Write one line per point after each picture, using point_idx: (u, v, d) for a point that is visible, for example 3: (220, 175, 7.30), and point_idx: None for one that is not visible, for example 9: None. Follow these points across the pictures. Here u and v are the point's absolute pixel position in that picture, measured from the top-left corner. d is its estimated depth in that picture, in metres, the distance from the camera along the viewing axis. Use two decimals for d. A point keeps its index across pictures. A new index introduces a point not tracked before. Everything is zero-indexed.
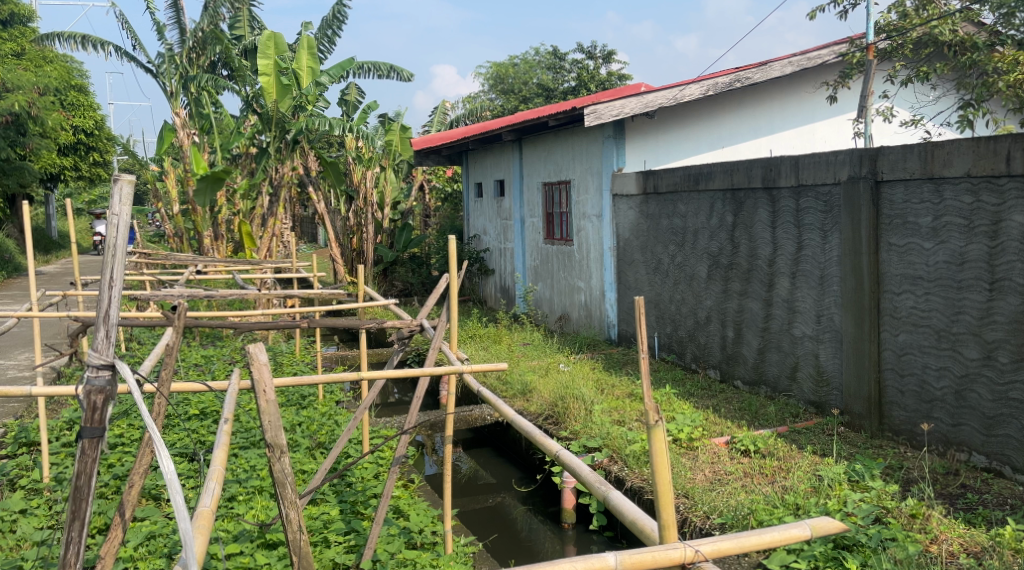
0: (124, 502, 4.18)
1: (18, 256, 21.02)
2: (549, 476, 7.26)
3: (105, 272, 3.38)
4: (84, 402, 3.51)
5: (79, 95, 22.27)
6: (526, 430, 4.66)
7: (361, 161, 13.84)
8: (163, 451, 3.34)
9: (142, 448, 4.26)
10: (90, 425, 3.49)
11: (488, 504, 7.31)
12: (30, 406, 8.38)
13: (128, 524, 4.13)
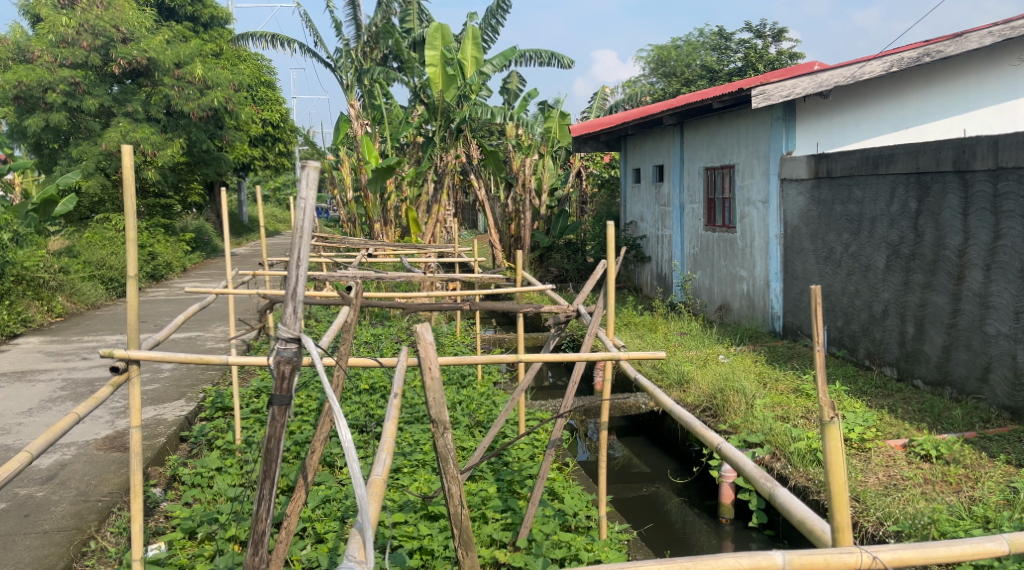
0: (306, 466, 4.36)
1: (215, 238, 22.49)
2: (706, 468, 7.08)
3: (293, 253, 3.49)
4: (274, 370, 3.66)
5: (267, 89, 23.58)
6: (686, 421, 4.49)
7: (521, 148, 13.94)
8: (342, 422, 3.42)
9: (323, 418, 4.43)
10: (280, 392, 3.63)
11: (642, 493, 7.18)
12: (225, 374, 8.95)
13: (309, 487, 4.32)
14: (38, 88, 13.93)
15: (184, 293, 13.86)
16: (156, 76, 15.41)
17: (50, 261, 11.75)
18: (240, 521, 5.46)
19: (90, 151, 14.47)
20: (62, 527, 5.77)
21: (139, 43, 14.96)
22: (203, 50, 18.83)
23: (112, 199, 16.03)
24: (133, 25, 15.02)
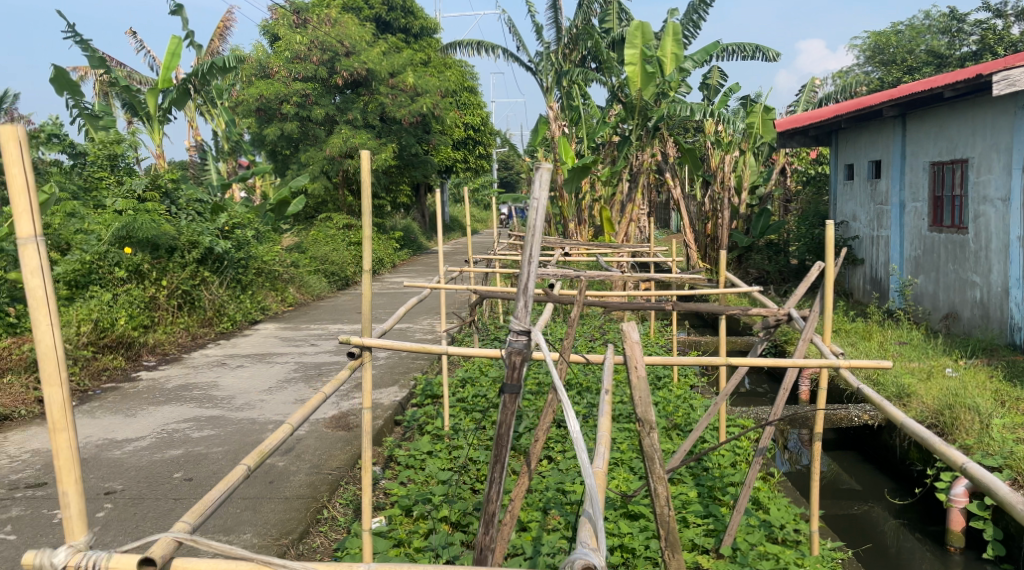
0: (531, 452, 4.67)
1: (420, 237, 23.70)
2: (930, 491, 6.89)
3: (527, 251, 3.82)
4: (506, 361, 4.00)
5: (470, 95, 24.60)
6: (920, 436, 4.39)
7: (721, 145, 13.84)
8: (570, 413, 3.69)
9: (546, 408, 4.72)
10: (511, 381, 3.98)
11: (854, 512, 7.08)
12: (434, 364, 9.56)
13: (532, 474, 4.61)
14: (275, 101, 15.44)
15: (396, 289, 14.74)
16: (373, 86, 16.53)
17: (283, 256, 12.95)
18: (451, 504, 5.83)
19: (317, 157, 15.83)
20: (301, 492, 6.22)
21: (359, 56, 16.08)
22: (413, 60, 19.93)
23: (331, 200, 17.36)
24: (355, 39, 16.19)
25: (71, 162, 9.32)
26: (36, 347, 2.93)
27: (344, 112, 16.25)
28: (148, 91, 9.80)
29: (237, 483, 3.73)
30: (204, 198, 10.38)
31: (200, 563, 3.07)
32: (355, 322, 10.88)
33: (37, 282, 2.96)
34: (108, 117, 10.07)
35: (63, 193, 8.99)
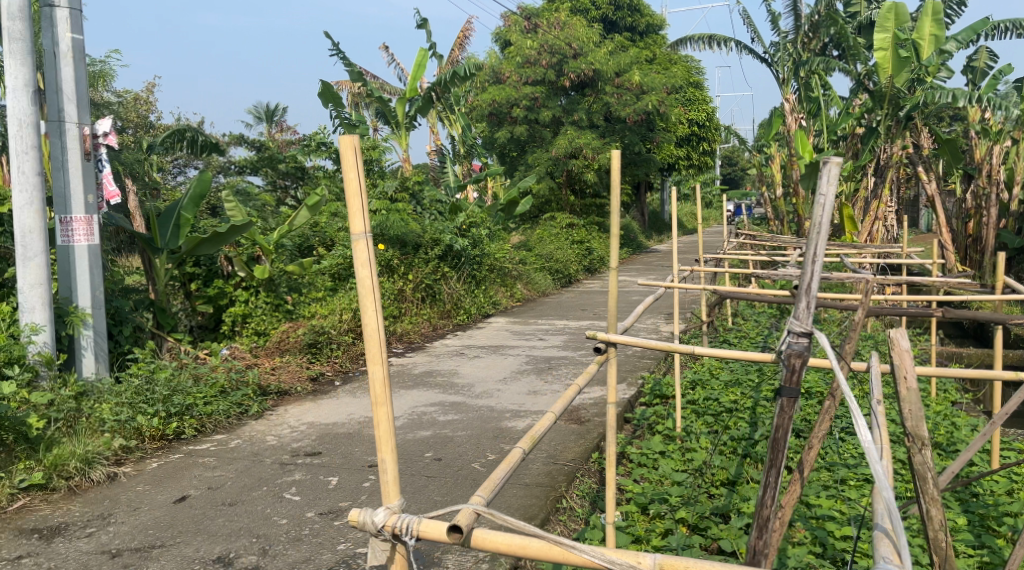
0: (802, 460, 3.71)
1: (640, 235, 23.70)
2: None
3: (808, 249, 3.24)
4: (783, 362, 3.34)
5: (694, 90, 24.31)
6: None
7: (989, 134, 12.40)
8: (860, 417, 2.87)
9: (821, 414, 3.74)
10: (789, 385, 3.31)
11: None
12: (663, 362, 9.55)
13: (807, 482, 3.68)
14: (507, 105, 16.35)
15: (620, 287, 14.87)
16: (599, 85, 16.76)
17: (511, 254, 13.52)
18: (688, 506, 5.35)
19: (543, 157, 16.46)
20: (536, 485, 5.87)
21: (587, 57, 16.26)
22: (639, 57, 20.00)
23: (556, 200, 17.84)
24: (583, 40, 16.42)
25: (334, 168, 10.30)
26: (363, 333, 2.90)
27: (570, 113, 16.70)
28: (398, 99, 10.60)
29: (517, 466, 3.68)
30: (443, 200, 11.21)
31: (499, 537, 2.87)
32: (582, 319, 11.10)
33: (366, 272, 2.93)
34: (363, 126, 11.09)
35: (330, 194, 9.99)
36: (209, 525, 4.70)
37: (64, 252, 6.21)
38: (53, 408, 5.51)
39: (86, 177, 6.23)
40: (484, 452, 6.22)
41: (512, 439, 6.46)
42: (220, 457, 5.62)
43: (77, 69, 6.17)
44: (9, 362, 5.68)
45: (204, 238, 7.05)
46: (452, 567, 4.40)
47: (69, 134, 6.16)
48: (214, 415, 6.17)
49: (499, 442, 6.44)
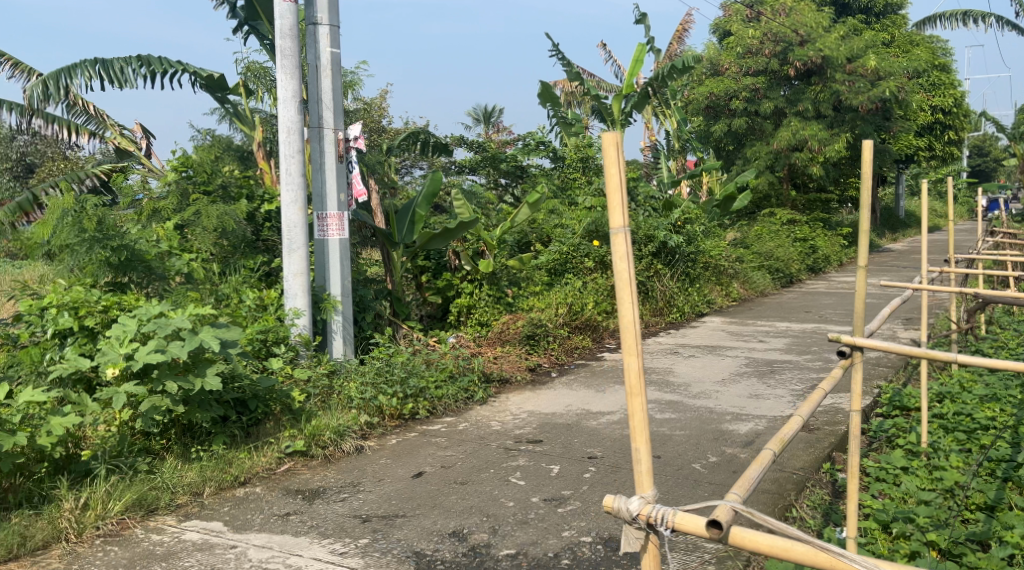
0: None
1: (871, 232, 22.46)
2: None
3: None
4: None
5: (941, 74, 22.70)
6: None
7: None
8: None
9: None
10: None
11: None
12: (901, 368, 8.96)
13: None
14: (725, 97, 16.43)
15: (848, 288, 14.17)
16: (828, 73, 16.20)
17: (728, 252, 13.35)
18: (940, 529, 4.67)
19: (763, 151, 16.25)
20: (766, 488, 5.35)
21: (815, 43, 16.06)
22: (879, 41, 18.95)
23: (776, 194, 17.64)
24: (811, 26, 16.25)
25: (551, 166, 10.66)
26: (621, 326, 3.03)
27: (795, 103, 16.25)
28: (614, 96, 10.74)
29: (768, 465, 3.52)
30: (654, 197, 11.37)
31: (759, 536, 2.88)
32: (806, 322, 10.68)
33: (622, 266, 3.05)
34: (579, 123, 11.50)
35: (546, 192, 10.36)
36: (444, 501, 5.02)
37: (320, 246, 6.96)
38: (312, 385, 6.25)
39: (340, 178, 6.96)
40: (704, 453, 6.06)
41: (733, 442, 6.28)
42: (451, 438, 6.00)
43: (335, 81, 6.94)
44: (277, 341, 6.47)
45: (436, 233, 7.57)
46: (675, 566, 4.40)
47: (328, 139, 6.92)
48: (444, 398, 6.59)
49: (720, 444, 6.28)
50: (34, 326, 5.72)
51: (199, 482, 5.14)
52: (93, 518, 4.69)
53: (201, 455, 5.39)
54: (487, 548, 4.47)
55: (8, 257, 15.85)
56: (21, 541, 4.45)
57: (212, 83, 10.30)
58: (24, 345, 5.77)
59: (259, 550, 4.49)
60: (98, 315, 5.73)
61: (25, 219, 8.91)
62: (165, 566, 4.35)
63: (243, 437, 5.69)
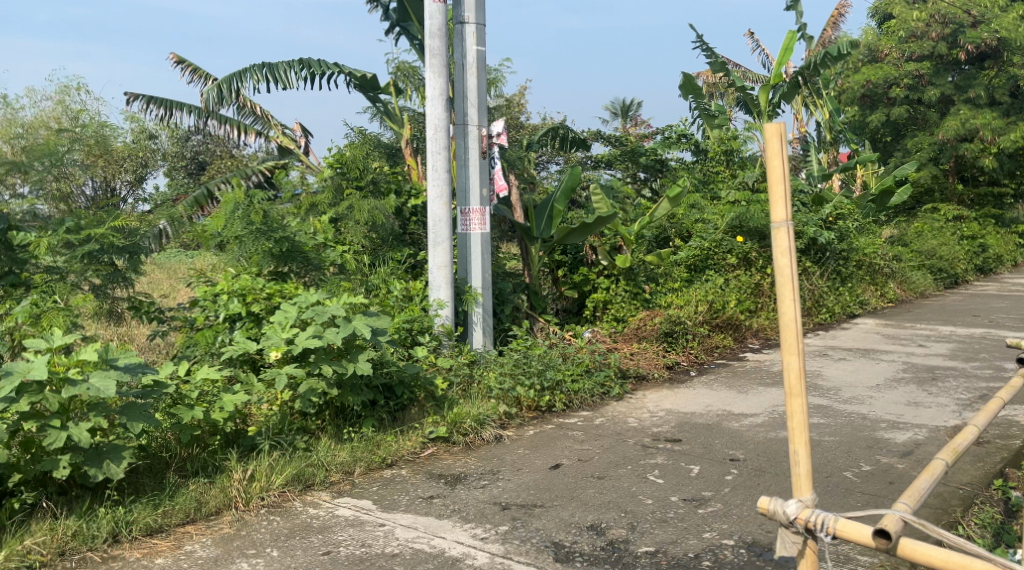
0: None
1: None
2: None
3: None
4: None
5: None
6: None
7: None
8: None
9: None
10: None
11: None
12: None
13: None
14: (883, 85, 16.74)
15: (1020, 292, 13.27)
16: (1003, 56, 16.57)
17: (885, 250, 12.79)
18: None
19: (925, 142, 16.32)
20: (929, 502, 5.09)
21: (988, 24, 16.38)
22: None
23: (940, 188, 17.19)
24: (983, 9, 16.58)
25: (692, 159, 10.54)
26: (781, 323, 3.05)
27: (963, 89, 16.54)
28: (762, 86, 10.53)
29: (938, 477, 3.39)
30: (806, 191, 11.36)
31: (931, 550, 2.85)
32: (972, 326, 10.11)
33: (785, 261, 3.06)
34: (723, 115, 11.40)
35: (688, 186, 10.25)
36: (582, 494, 5.08)
37: (462, 239, 7.21)
38: (453, 372, 6.55)
39: (482, 173, 7.16)
40: (857, 462, 5.67)
41: (889, 451, 5.89)
42: (588, 432, 6.06)
43: (480, 79, 7.15)
44: (422, 331, 6.68)
45: (573, 228, 7.64)
46: (833, 562, 4.22)
47: (471, 136, 7.14)
48: (581, 392, 6.64)
49: (874, 453, 5.89)
50: (208, 310, 6.30)
51: (351, 462, 5.41)
52: (258, 490, 5.00)
53: (352, 436, 5.71)
54: (626, 544, 4.50)
55: (183, 248, 17.07)
56: (197, 505, 4.82)
57: (365, 83, 10.76)
58: (200, 327, 6.33)
59: (406, 530, 4.68)
60: (263, 302, 6.23)
61: (198, 212, 10.21)
62: (321, 538, 4.60)
63: (390, 421, 6.00)
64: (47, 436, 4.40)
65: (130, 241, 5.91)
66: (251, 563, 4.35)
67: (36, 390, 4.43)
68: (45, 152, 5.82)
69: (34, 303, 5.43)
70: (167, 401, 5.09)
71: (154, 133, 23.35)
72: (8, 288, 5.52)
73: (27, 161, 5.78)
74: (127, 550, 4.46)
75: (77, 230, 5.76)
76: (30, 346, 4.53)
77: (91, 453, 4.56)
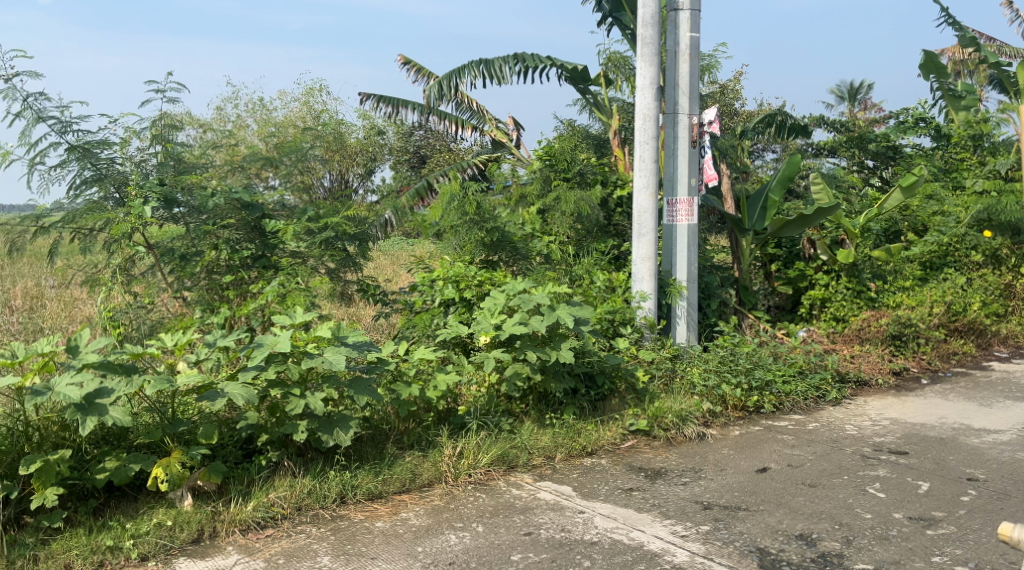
0: None
1: None
2: None
3: None
4: None
5: None
6: None
7: None
8: None
9: None
10: None
11: None
12: None
13: None
14: None
15: None
16: None
17: None
18: None
19: None
20: None
21: None
22: None
23: None
24: None
25: (931, 145, 9.85)
26: None
27: None
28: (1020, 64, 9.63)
29: None
30: None
31: None
32: None
33: None
34: (970, 95, 10.52)
35: (926, 176, 9.52)
36: (791, 501, 4.78)
37: (668, 231, 7.01)
38: (654, 366, 6.37)
39: (691, 163, 6.91)
40: None
41: None
42: (799, 436, 5.71)
43: (693, 65, 6.89)
44: (624, 323, 6.56)
45: (789, 220, 7.28)
46: None
47: (681, 125, 6.92)
48: (792, 394, 6.28)
49: None
50: (425, 295, 6.47)
51: (553, 447, 5.38)
52: (467, 466, 5.07)
53: (553, 422, 5.68)
54: (839, 558, 4.17)
55: (406, 236, 17.83)
56: (412, 476, 4.94)
57: (576, 75, 10.73)
58: (418, 310, 6.48)
59: (605, 519, 4.57)
60: (474, 289, 6.34)
61: (419, 203, 10.62)
62: (523, 518, 4.58)
63: (591, 410, 5.90)
64: (289, 403, 4.69)
65: (361, 228, 6.22)
66: (458, 536, 4.40)
67: (281, 360, 4.72)
68: (291, 147, 6.20)
69: (280, 285, 5.74)
70: (389, 376, 5.30)
71: (381, 129, 24.50)
72: (261, 270, 5.92)
73: (277, 156, 6.19)
74: (352, 511, 4.65)
75: (315, 218, 6.04)
76: (275, 320, 4.81)
77: (324, 421, 4.80)
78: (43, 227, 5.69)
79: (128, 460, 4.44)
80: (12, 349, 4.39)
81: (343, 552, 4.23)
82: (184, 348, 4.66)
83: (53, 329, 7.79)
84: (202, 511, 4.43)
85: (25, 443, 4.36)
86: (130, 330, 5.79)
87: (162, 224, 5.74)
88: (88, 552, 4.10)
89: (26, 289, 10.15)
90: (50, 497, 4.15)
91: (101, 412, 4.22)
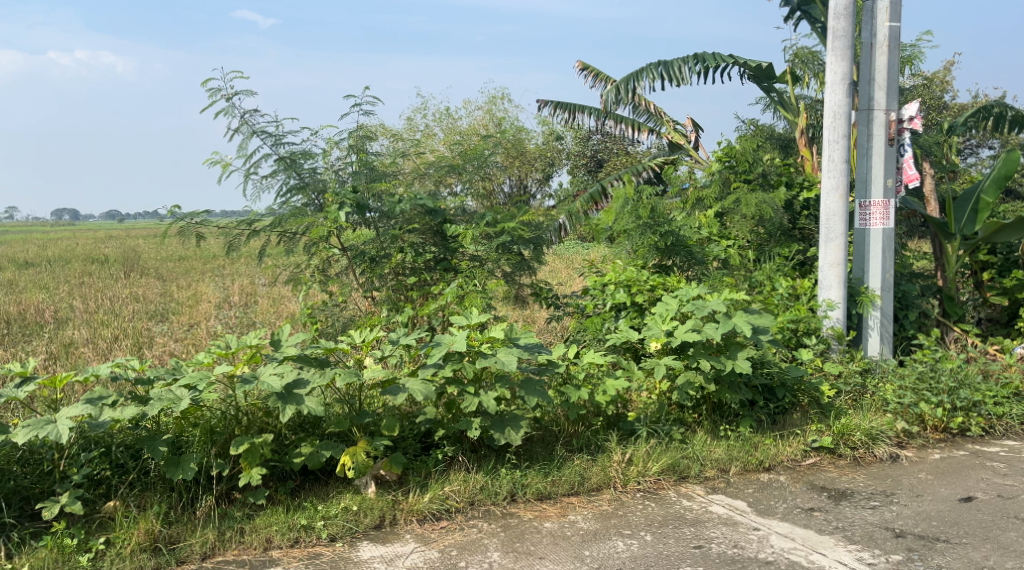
0: None
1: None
2: None
3: None
4: None
5: None
6: None
7: None
8: None
9: None
10: None
11: None
12: None
13: None
14: None
15: None
16: None
17: None
18: None
19: None
20: None
21: None
22: None
23: None
24: None
25: None
26: None
27: None
28: None
29: None
30: None
31: None
32: None
33: None
34: None
35: None
36: (1000, 536, 4.26)
37: (860, 235, 6.50)
38: (842, 380, 5.90)
39: (888, 162, 6.38)
40: None
41: None
42: (1013, 465, 5.12)
43: (891, 58, 6.34)
44: (807, 332, 6.13)
45: (1004, 223, 6.61)
46: None
47: (877, 122, 6.40)
48: (1006, 417, 5.68)
49: None
50: (597, 299, 6.28)
51: (727, 459, 5.06)
52: (635, 473, 4.85)
53: (728, 434, 5.35)
54: None
55: (587, 239, 17.72)
56: (581, 479, 4.78)
57: (760, 72, 10.24)
58: (590, 314, 6.34)
59: (783, 539, 4.24)
60: (647, 294, 6.05)
61: (594, 207, 10.46)
62: (693, 530, 4.32)
63: (770, 423, 5.53)
64: (464, 401, 4.66)
65: (536, 232, 6.17)
66: (625, 543, 4.19)
67: (456, 358, 4.70)
68: (473, 153, 6.15)
69: (459, 286, 5.76)
70: (558, 379, 5.27)
71: (560, 134, 24.47)
72: (442, 272, 5.96)
73: (461, 162, 6.14)
74: (521, 509, 4.53)
75: (493, 222, 5.99)
76: (451, 319, 4.77)
77: (496, 419, 4.74)
78: (255, 230, 5.85)
79: (321, 446, 4.51)
80: (226, 340, 4.56)
81: (512, 550, 4.12)
82: (370, 345, 4.69)
83: (264, 322, 8.21)
84: (384, 499, 4.45)
85: (236, 426, 4.49)
86: (326, 327, 5.99)
87: (356, 228, 5.84)
88: (285, 529, 4.18)
89: (243, 288, 10.86)
90: (255, 476, 4.27)
91: (298, 400, 4.31)
